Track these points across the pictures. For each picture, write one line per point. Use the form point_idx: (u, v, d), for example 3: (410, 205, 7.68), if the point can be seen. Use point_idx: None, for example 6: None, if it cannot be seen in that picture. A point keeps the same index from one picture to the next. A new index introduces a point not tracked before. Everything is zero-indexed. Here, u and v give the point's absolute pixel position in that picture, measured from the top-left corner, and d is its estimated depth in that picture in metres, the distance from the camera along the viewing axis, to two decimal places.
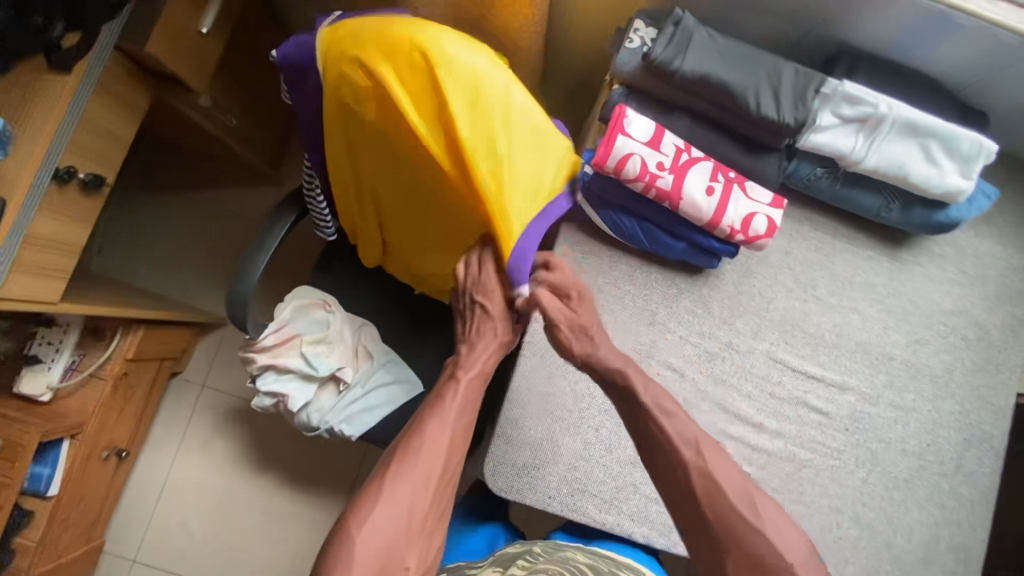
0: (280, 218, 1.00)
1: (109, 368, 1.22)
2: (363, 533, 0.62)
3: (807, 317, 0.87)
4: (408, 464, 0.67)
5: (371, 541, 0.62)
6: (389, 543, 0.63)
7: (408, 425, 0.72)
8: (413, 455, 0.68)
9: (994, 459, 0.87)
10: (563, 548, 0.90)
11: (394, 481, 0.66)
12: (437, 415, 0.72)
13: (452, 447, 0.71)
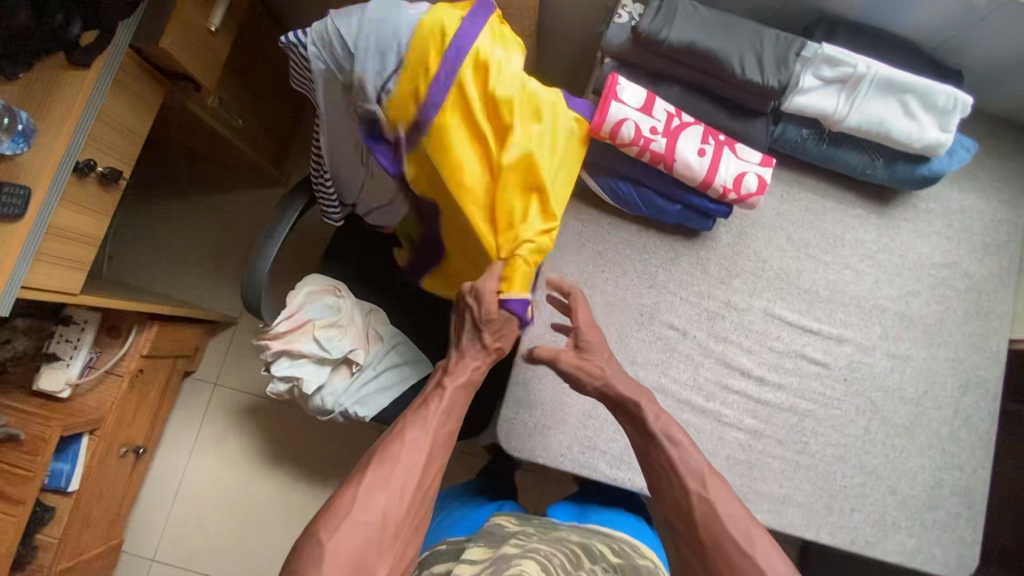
0: (290, 206, 1.04)
1: (126, 364, 1.25)
2: (334, 538, 0.66)
3: (802, 274, 0.91)
4: (385, 472, 0.71)
5: (342, 546, 0.66)
6: (360, 549, 0.66)
7: (388, 434, 0.75)
8: (392, 462, 0.71)
9: (991, 403, 0.90)
10: (557, 527, 0.97)
11: (371, 488, 0.69)
12: (419, 424, 0.75)
13: (432, 455, 0.74)
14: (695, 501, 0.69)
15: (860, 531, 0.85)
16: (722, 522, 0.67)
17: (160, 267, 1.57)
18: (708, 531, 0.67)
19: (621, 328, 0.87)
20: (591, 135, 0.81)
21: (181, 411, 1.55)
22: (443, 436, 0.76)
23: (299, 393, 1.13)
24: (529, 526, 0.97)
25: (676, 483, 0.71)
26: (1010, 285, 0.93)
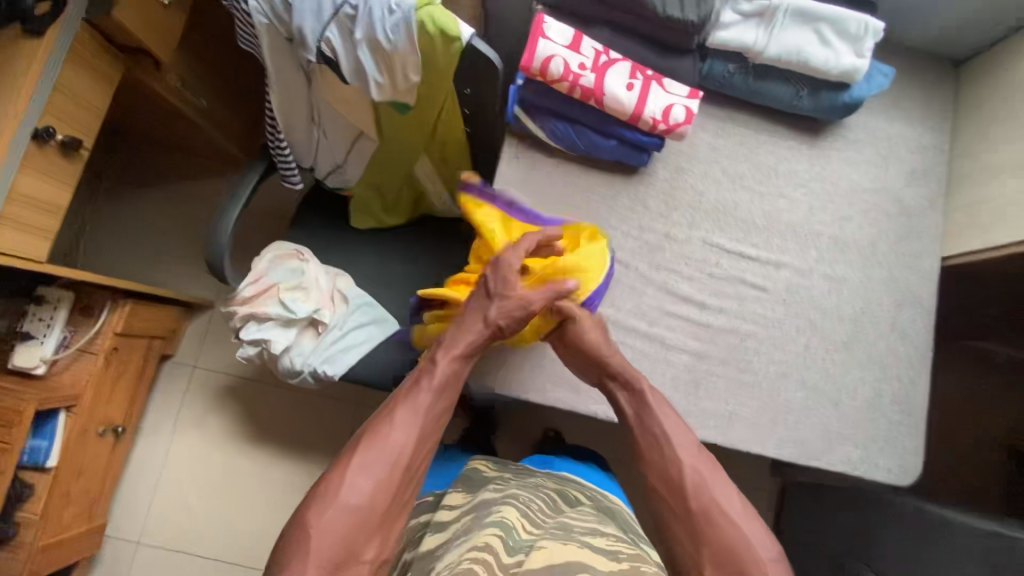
0: (249, 172, 1.08)
1: (100, 342, 1.27)
2: (319, 524, 0.64)
3: (739, 204, 0.95)
4: (371, 453, 0.69)
5: (327, 533, 0.64)
6: (345, 537, 0.64)
7: (377, 415, 0.73)
8: (378, 445, 0.70)
9: (926, 317, 0.94)
10: (533, 475, 1.01)
11: (357, 470, 0.68)
12: (408, 405, 0.73)
13: (420, 437, 0.72)
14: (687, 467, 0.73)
15: (805, 443, 0.89)
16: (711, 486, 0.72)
17: (130, 254, 1.59)
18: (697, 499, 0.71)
19: None
20: (523, 75, 0.85)
21: (160, 395, 1.56)
22: (431, 413, 0.74)
23: (269, 356, 1.16)
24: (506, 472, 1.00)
25: (670, 452, 0.75)
26: (938, 207, 0.97)
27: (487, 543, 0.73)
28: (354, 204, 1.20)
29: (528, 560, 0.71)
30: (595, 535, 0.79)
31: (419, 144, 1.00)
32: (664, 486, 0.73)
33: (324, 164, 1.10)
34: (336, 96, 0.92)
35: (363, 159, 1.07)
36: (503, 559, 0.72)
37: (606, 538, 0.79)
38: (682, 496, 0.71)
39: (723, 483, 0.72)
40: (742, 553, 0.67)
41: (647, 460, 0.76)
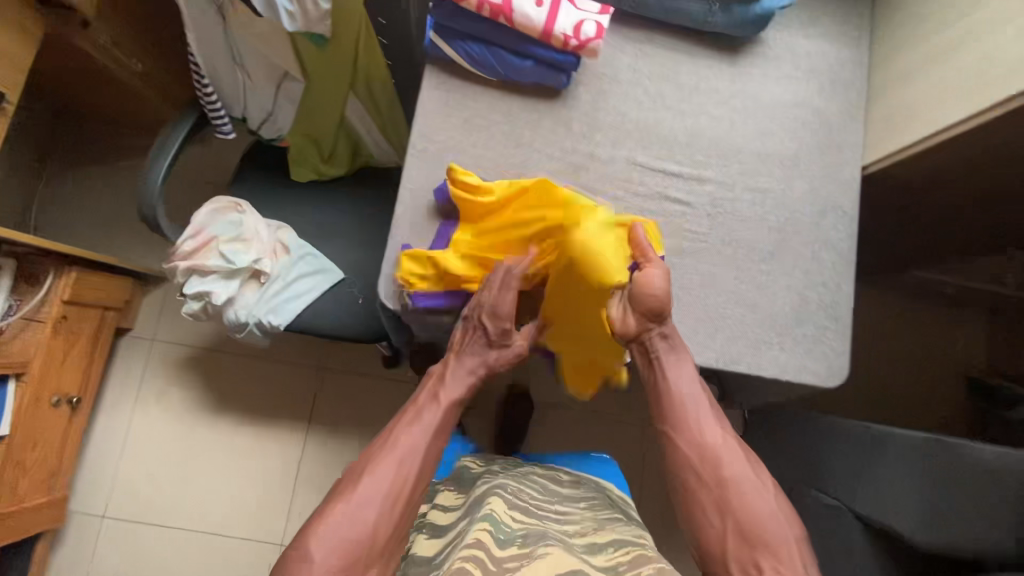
0: (181, 122, 1.04)
1: (47, 309, 1.26)
2: (322, 539, 0.68)
3: (661, 123, 0.96)
4: (376, 470, 0.75)
5: (331, 547, 0.68)
6: (348, 553, 0.68)
7: (383, 441, 0.80)
8: (383, 463, 0.76)
9: (848, 225, 0.96)
10: (522, 466, 1.02)
11: (362, 487, 0.74)
12: (411, 429, 0.81)
13: (423, 457, 0.79)
14: (715, 444, 0.82)
15: (734, 351, 0.90)
16: (733, 463, 0.80)
17: (82, 230, 1.51)
18: (720, 469, 0.80)
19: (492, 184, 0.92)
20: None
21: (119, 369, 1.56)
22: (434, 436, 0.82)
23: (213, 310, 1.15)
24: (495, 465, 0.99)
25: (700, 423, 0.84)
26: (857, 120, 1.00)
27: (478, 539, 0.73)
28: (291, 156, 1.19)
29: (527, 562, 0.70)
30: (595, 551, 0.78)
31: (344, 80, 1.06)
32: (700, 456, 0.81)
33: (255, 114, 1.10)
34: (253, 33, 0.98)
35: (293, 103, 1.10)
36: (496, 551, 0.72)
37: (605, 553, 0.78)
38: (713, 465, 0.80)
39: (743, 459, 0.81)
40: (760, 519, 0.75)
41: (681, 430, 0.84)
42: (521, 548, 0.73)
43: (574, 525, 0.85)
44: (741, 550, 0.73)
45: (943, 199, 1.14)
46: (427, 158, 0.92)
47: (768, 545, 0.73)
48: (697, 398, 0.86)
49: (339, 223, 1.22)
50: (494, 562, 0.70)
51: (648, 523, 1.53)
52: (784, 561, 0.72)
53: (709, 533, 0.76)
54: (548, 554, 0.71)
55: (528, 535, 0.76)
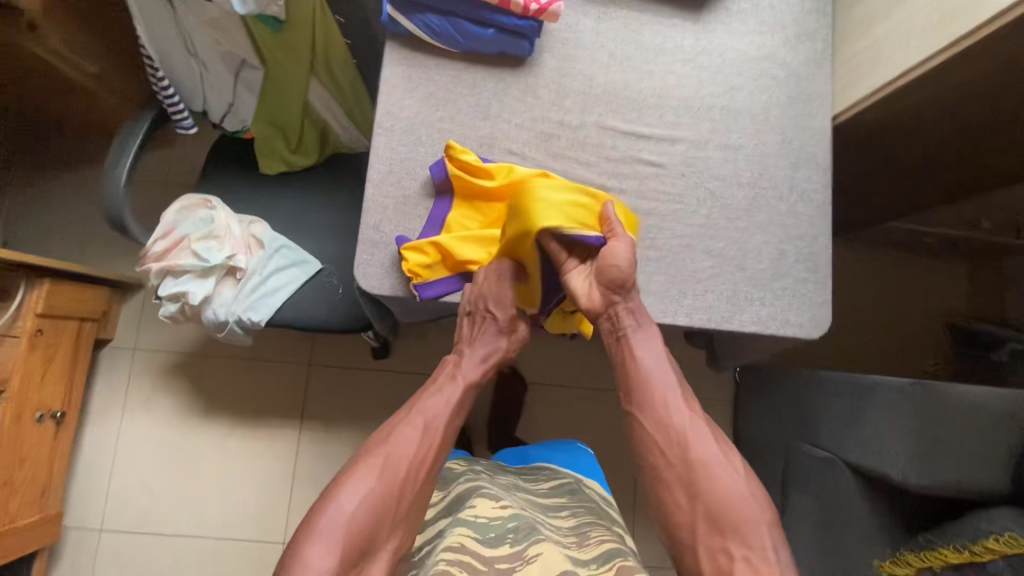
0: (139, 119, 1.01)
1: (21, 325, 1.23)
2: (350, 499, 0.72)
3: (628, 85, 0.95)
4: (400, 440, 0.79)
5: (357, 513, 0.71)
6: (374, 515, 0.72)
7: (408, 412, 0.83)
8: (406, 434, 0.80)
9: (822, 175, 0.96)
10: (503, 472, 1.05)
11: (388, 455, 0.77)
12: (434, 405, 0.84)
13: (443, 433, 0.83)
14: (680, 424, 0.81)
15: (715, 309, 0.90)
16: (698, 445, 0.80)
17: (53, 238, 1.47)
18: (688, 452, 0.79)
19: None
20: None
21: (103, 380, 1.53)
22: (453, 413, 0.85)
23: (192, 311, 1.13)
24: (477, 466, 1.02)
25: (661, 403, 0.83)
26: (824, 70, 1.00)
27: (463, 541, 0.76)
28: (258, 148, 1.15)
29: (517, 566, 0.73)
30: (578, 564, 0.77)
31: (305, 61, 1.04)
32: (664, 439, 0.81)
33: (216, 105, 1.09)
34: (205, 19, 0.96)
35: (254, 93, 1.08)
36: (484, 550, 0.75)
37: (589, 567, 0.77)
38: (679, 446, 0.80)
39: (711, 440, 0.81)
40: (728, 501, 0.75)
41: (647, 413, 0.83)
42: (510, 547, 0.76)
43: (560, 536, 0.85)
44: (709, 532, 0.74)
45: (915, 146, 1.14)
46: (393, 137, 0.90)
47: (735, 527, 0.74)
48: (655, 377, 0.84)
49: (312, 214, 1.20)
50: (483, 562, 0.73)
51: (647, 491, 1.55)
52: (755, 546, 0.72)
53: (676, 515, 0.77)
54: (537, 557, 0.74)
55: (519, 529, 0.79)
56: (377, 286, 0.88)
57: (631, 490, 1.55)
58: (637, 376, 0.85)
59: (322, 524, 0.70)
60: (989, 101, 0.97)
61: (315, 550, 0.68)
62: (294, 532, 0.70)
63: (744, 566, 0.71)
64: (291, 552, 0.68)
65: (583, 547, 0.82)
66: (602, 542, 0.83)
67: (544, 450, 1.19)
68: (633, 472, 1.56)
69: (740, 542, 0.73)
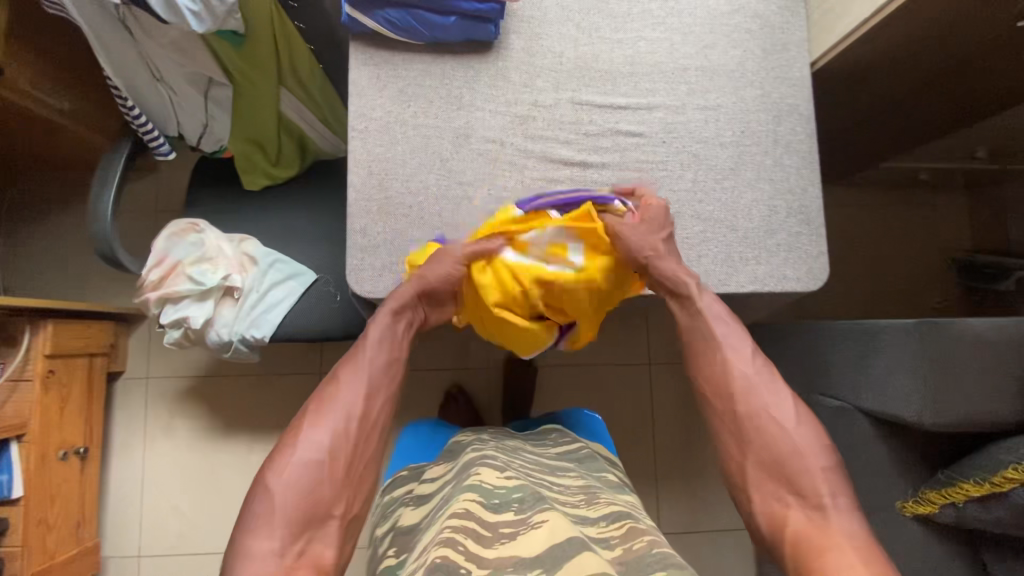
0: (115, 150, 1.01)
1: (32, 367, 1.25)
2: (278, 483, 0.69)
3: (599, 57, 0.93)
4: (323, 415, 0.75)
5: (289, 489, 0.69)
6: (307, 491, 0.69)
7: (331, 375, 0.80)
8: (328, 408, 0.75)
9: (805, 124, 0.94)
10: (509, 436, 1.08)
11: (308, 433, 0.73)
12: (355, 370, 0.79)
13: (373, 394, 0.78)
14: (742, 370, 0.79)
15: (710, 273, 0.90)
16: (759, 396, 0.77)
17: (54, 279, 1.48)
18: (746, 401, 0.77)
19: (438, 151, 0.90)
20: None
21: (122, 412, 1.55)
22: (381, 371, 0.80)
23: (195, 335, 1.14)
24: (482, 434, 1.06)
25: (716, 354, 0.81)
26: (798, 17, 0.97)
27: (468, 508, 0.78)
28: (239, 165, 1.15)
29: (521, 531, 0.75)
30: (587, 523, 0.82)
31: (272, 73, 1.03)
32: (715, 394, 0.80)
33: (190, 128, 1.08)
34: (166, 43, 0.95)
35: (227, 111, 1.08)
36: (488, 516, 0.78)
37: (598, 526, 0.82)
38: (730, 399, 0.78)
39: (778, 393, 0.77)
40: (785, 453, 0.73)
41: (699, 366, 0.82)
42: (515, 514, 0.78)
43: (568, 497, 0.88)
44: (763, 482, 0.72)
45: (896, 83, 1.13)
46: (369, 138, 0.89)
47: (791, 478, 0.71)
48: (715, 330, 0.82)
49: (300, 225, 1.20)
50: (488, 527, 0.76)
51: (667, 459, 1.57)
52: (809, 496, 0.69)
53: (733, 465, 0.76)
54: (543, 523, 0.75)
55: (524, 500, 0.81)
56: (371, 289, 0.88)
57: (650, 459, 1.56)
58: (694, 333, 0.84)
59: (254, 516, 0.67)
60: (969, 27, 0.95)
61: (257, 541, 0.65)
62: (235, 529, 0.68)
63: (798, 518, 0.68)
64: (232, 551, 0.66)
65: (592, 505, 0.87)
66: (611, 502, 0.87)
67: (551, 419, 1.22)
68: (651, 441, 1.57)
69: (794, 491, 0.71)
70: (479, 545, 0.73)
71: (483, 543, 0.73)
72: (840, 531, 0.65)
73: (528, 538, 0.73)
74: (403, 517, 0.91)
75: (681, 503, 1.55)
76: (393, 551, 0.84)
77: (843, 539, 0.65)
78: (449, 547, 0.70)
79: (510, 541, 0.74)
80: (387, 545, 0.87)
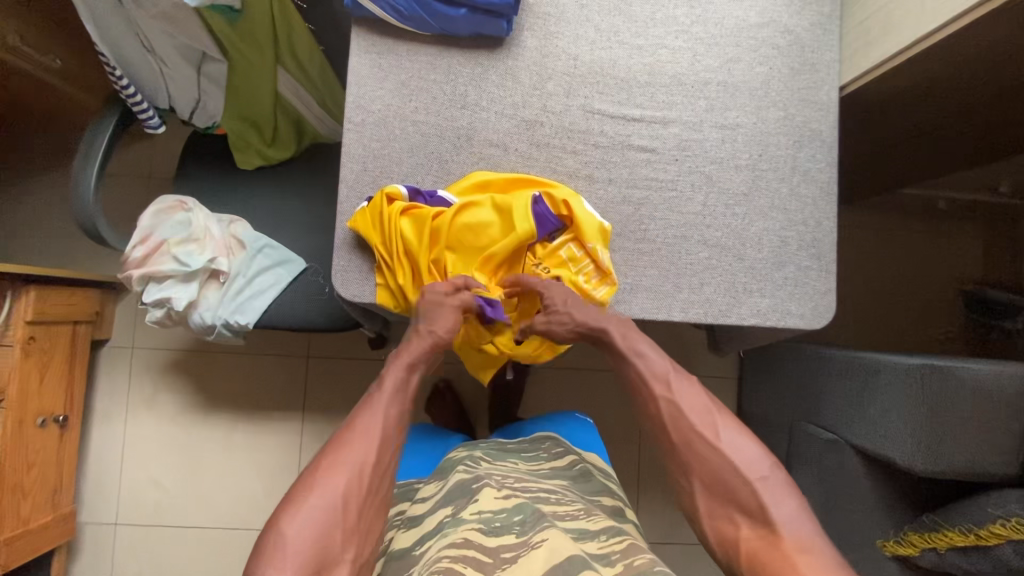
0: (102, 124, 0.97)
1: (13, 333, 1.23)
2: (292, 530, 0.63)
3: (616, 63, 0.87)
4: (340, 456, 0.68)
5: (304, 532, 0.63)
6: (320, 536, 0.63)
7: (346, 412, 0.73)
8: (343, 449, 0.69)
9: (828, 153, 0.89)
10: (505, 455, 1.05)
11: (327, 475, 0.67)
12: (371, 408, 0.72)
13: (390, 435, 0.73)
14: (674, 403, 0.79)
15: (711, 302, 0.86)
16: (688, 420, 0.77)
17: (39, 241, 1.44)
18: (677, 429, 0.77)
19: (437, 153, 0.85)
20: None
21: (104, 379, 1.54)
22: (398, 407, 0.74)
23: (179, 316, 1.11)
24: (476, 450, 1.04)
25: (644, 388, 0.82)
26: (831, 35, 0.91)
27: (467, 536, 0.77)
28: (232, 143, 1.10)
29: (521, 553, 0.74)
30: (587, 538, 0.80)
31: (269, 52, 0.98)
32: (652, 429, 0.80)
33: (183, 103, 1.02)
34: (156, 13, 0.89)
35: (220, 87, 1.03)
36: (488, 542, 0.76)
37: (598, 541, 0.80)
38: (663, 431, 0.79)
39: (707, 413, 0.77)
40: (729, 477, 0.73)
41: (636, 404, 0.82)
42: (515, 536, 0.78)
43: (567, 508, 0.87)
44: (711, 507, 0.73)
45: (928, 111, 1.07)
46: (366, 132, 0.84)
47: (735, 498, 0.72)
48: (637, 369, 0.82)
49: (294, 211, 1.16)
50: (488, 553, 0.74)
51: (651, 469, 1.55)
52: (756, 513, 0.70)
53: (683, 496, 0.76)
54: (544, 543, 0.74)
55: (526, 522, 0.80)
56: (357, 294, 0.85)
57: (634, 467, 1.55)
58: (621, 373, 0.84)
59: (265, 558, 0.61)
60: (1013, 61, 0.89)
61: None
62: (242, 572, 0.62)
63: (747, 535, 0.70)
64: None
65: (592, 517, 0.86)
66: (610, 518, 0.87)
67: (542, 422, 1.21)
68: (637, 450, 1.56)
69: (741, 509, 0.71)
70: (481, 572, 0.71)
71: (483, 570, 0.71)
72: (790, 540, 0.67)
73: (528, 560, 0.72)
74: (397, 541, 0.87)
75: (661, 513, 1.55)
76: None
77: (794, 547, 0.66)
78: None
79: (510, 565, 0.72)
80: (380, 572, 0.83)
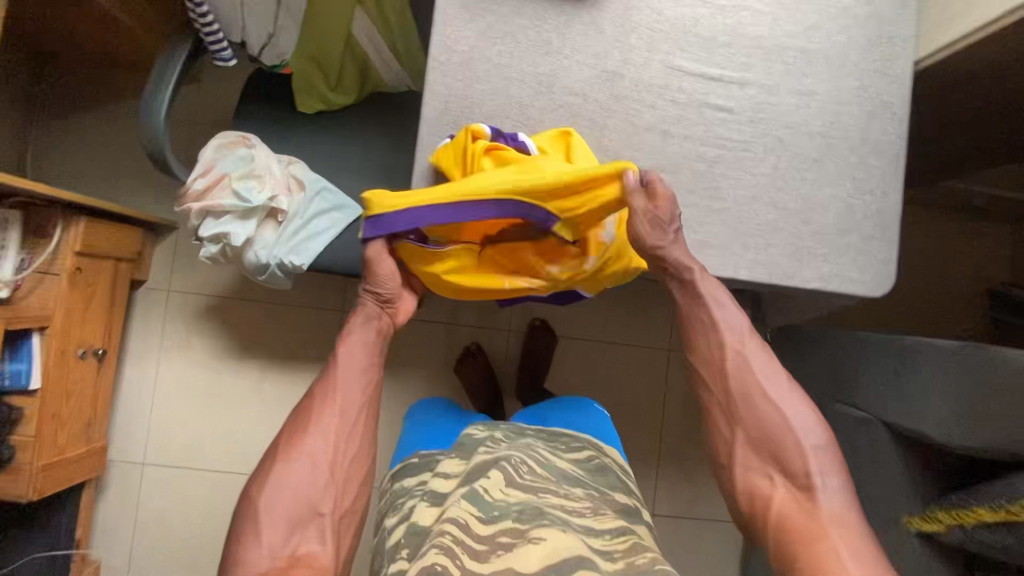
0: (176, 49, 0.97)
1: (61, 262, 1.23)
2: (267, 497, 0.73)
3: (699, 22, 0.88)
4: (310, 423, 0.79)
5: (281, 493, 0.73)
6: (297, 494, 0.74)
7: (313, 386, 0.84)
8: (313, 416, 0.80)
9: (898, 125, 0.91)
10: (523, 432, 1.00)
11: (299, 441, 0.77)
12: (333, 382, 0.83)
13: (349, 403, 0.81)
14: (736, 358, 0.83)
15: (776, 264, 0.87)
16: (752, 373, 0.82)
17: (87, 179, 1.46)
18: (740, 379, 0.82)
19: (518, 97, 0.86)
20: None
21: (139, 321, 1.55)
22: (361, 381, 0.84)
23: (233, 254, 1.12)
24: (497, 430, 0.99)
25: (713, 336, 0.85)
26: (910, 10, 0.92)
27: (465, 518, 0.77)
28: (296, 84, 1.12)
29: (518, 543, 0.76)
30: (592, 534, 0.81)
31: None
32: (709, 371, 0.85)
33: (255, 36, 1.05)
34: None
35: (296, 22, 1.06)
36: (481, 528, 0.78)
37: (603, 538, 0.80)
38: (724, 379, 0.83)
39: (772, 374, 0.82)
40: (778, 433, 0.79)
41: (695, 349, 0.87)
42: (515, 524, 0.79)
43: (576, 500, 0.86)
44: (750, 458, 0.79)
45: (987, 97, 1.08)
46: (450, 72, 0.85)
47: (779, 456, 0.78)
48: (713, 315, 0.84)
49: (352, 157, 1.17)
50: (483, 540, 0.76)
51: (673, 444, 1.57)
52: (797, 477, 0.76)
53: (722, 445, 0.82)
54: (543, 540, 0.75)
55: (525, 509, 0.81)
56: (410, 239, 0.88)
57: (657, 442, 1.56)
58: (693, 317, 0.85)
59: (245, 522, 0.72)
60: None
61: (250, 546, 0.70)
62: (228, 535, 0.73)
63: (782, 494, 0.77)
64: (230, 551, 0.71)
65: (599, 514, 0.85)
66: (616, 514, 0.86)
67: (559, 413, 1.12)
68: (661, 425, 1.57)
69: (783, 471, 0.78)
70: (474, 559, 0.74)
71: (478, 560, 0.74)
72: (827, 510, 0.73)
73: (525, 552, 0.74)
74: (417, 514, 0.85)
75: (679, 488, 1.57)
76: (406, 552, 0.80)
77: (828, 517, 0.73)
78: (445, 556, 0.71)
79: (507, 552, 0.75)
80: (399, 540, 0.83)
